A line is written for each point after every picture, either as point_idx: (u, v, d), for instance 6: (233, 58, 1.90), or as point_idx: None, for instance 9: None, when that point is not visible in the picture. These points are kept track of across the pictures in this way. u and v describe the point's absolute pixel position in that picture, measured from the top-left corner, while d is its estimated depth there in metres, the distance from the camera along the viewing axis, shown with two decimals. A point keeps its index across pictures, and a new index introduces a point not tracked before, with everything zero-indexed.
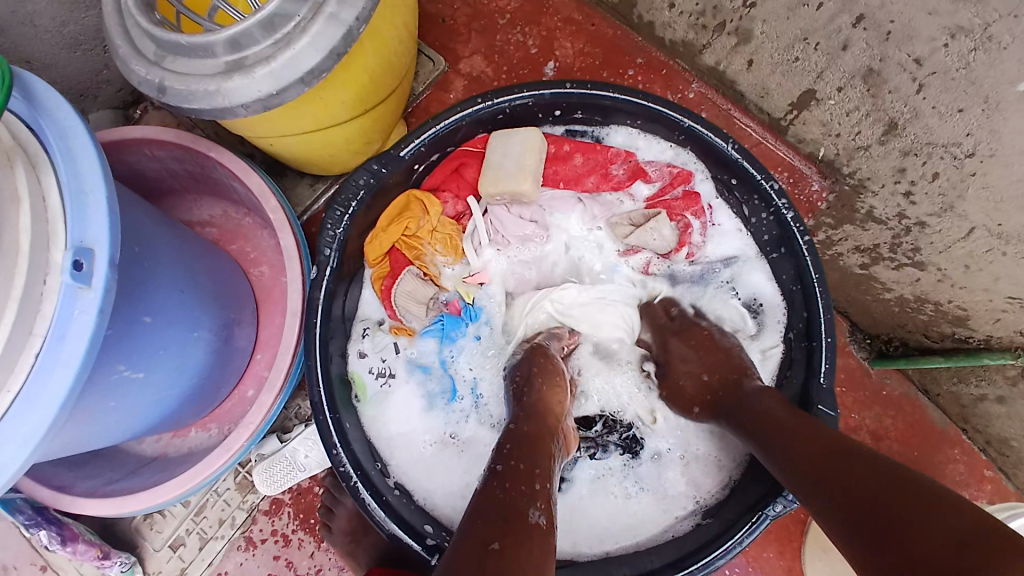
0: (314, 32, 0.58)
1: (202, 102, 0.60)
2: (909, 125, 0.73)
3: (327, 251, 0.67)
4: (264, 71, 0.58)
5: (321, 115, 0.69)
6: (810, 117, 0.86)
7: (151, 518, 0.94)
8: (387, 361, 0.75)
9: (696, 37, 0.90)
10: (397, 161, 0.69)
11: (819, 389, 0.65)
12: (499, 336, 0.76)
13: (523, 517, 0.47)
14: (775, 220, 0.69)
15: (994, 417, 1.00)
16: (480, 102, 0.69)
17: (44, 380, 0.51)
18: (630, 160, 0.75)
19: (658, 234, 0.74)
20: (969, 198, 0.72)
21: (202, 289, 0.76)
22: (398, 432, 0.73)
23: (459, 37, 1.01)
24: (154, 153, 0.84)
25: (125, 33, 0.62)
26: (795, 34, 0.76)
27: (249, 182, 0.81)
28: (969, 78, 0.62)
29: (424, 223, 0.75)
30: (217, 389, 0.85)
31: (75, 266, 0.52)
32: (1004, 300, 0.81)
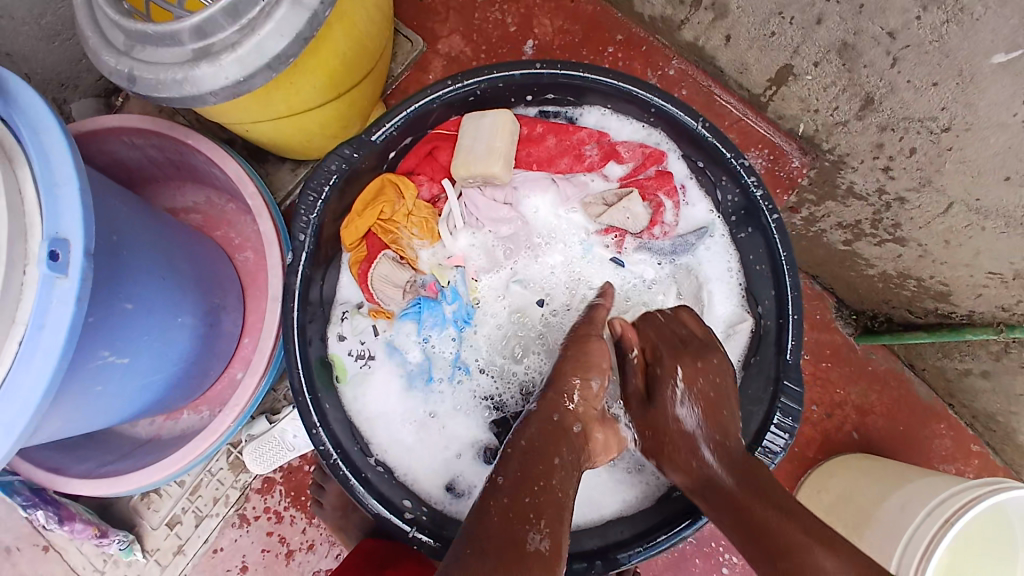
0: (279, 16, 0.58)
1: (171, 90, 0.60)
2: (885, 100, 0.72)
3: (302, 236, 0.68)
4: (231, 58, 0.59)
5: (293, 100, 0.70)
6: (789, 94, 0.85)
7: (148, 498, 0.96)
8: (366, 343, 0.76)
9: (674, 13, 0.89)
10: (369, 146, 0.69)
11: (784, 365, 0.66)
12: (489, 347, 0.77)
13: (522, 546, 0.50)
14: (744, 198, 0.69)
15: (979, 391, 1.00)
16: (452, 84, 0.69)
17: (23, 372, 0.52)
18: (603, 140, 0.76)
19: (629, 212, 0.74)
20: (947, 172, 0.72)
21: (183, 276, 0.77)
22: (377, 412, 0.74)
23: (438, 17, 1.00)
24: (131, 140, 0.84)
25: (94, 23, 0.62)
26: (770, 9, 0.76)
27: (227, 168, 0.81)
28: (942, 51, 0.62)
29: (400, 206, 0.75)
30: (207, 372, 0.86)
31: (51, 257, 0.52)
32: (985, 275, 0.82)
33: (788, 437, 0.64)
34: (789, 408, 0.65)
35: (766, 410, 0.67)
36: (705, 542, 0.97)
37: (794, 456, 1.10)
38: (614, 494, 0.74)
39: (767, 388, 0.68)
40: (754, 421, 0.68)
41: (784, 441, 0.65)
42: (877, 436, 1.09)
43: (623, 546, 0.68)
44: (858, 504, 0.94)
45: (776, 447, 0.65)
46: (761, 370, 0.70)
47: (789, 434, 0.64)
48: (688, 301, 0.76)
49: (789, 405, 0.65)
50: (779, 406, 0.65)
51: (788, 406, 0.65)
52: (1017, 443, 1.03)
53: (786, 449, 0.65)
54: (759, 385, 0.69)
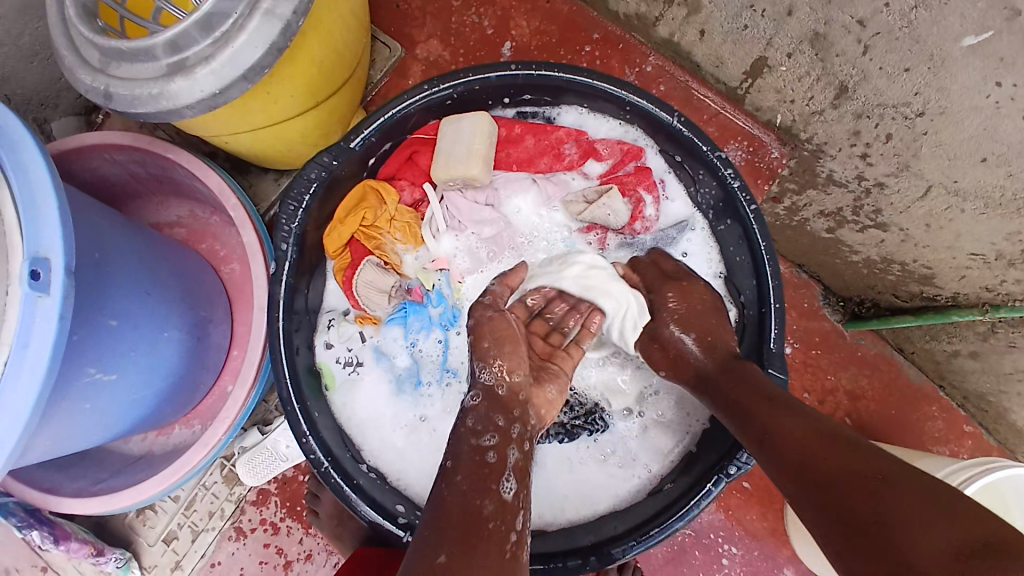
0: (252, 28, 0.59)
1: (147, 105, 0.60)
2: (859, 88, 0.73)
3: (284, 245, 0.68)
4: (206, 71, 0.59)
5: (271, 111, 0.70)
6: (764, 85, 0.86)
7: (143, 514, 0.95)
8: (353, 350, 0.76)
9: (648, 10, 0.90)
10: (348, 152, 0.69)
11: (769, 353, 0.67)
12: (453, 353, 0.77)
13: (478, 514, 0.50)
14: (722, 190, 0.70)
15: (968, 372, 1.01)
16: (428, 89, 0.69)
17: (7, 394, 0.52)
18: (581, 139, 0.76)
19: (610, 209, 0.74)
20: (924, 156, 0.73)
21: (169, 290, 0.77)
22: (368, 417, 0.75)
23: (414, 22, 1.00)
24: (113, 156, 0.84)
25: (69, 42, 0.62)
26: (742, 2, 0.76)
27: (208, 181, 0.81)
28: (912, 36, 0.63)
29: (382, 212, 0.75)
30: (196, 385, 0.86)
31: (32, 277, 0.52)
32: (968, 257, 0.83)
33: None
34: None
35: None
36: (704, 533, 0.98)
37: None
38: (607, 488, 0.74)
39: None
40: None
41: None
42: (871, 420, 1.10)
43: (618, 541, 0.68)
44: None
45: None
46: (747, 359, 0.70)
47: None
48: None
49: None
50: None
51: None
52: (1010, 423, 1.04)
53: None
54: None
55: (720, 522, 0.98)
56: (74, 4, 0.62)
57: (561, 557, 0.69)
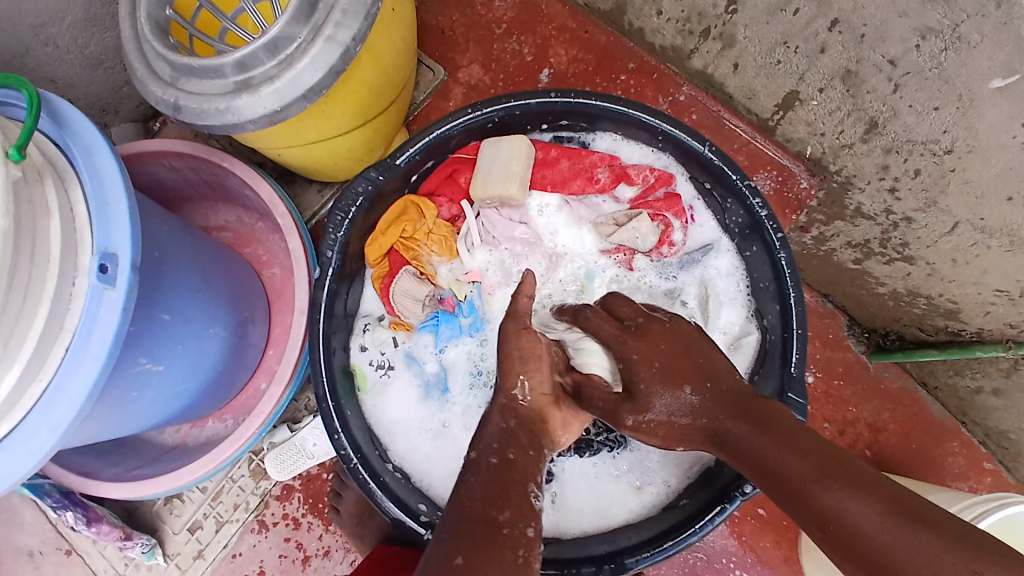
0: (313, 52, 0.63)
1: (212, 119, 0.64)
2: (889, 124, 0.75)
3: (330, 253, 0.72)
4: (268, 90, 0.63)
5: (323, 127, 0.74)
6: (795, 118, 0.88)
7: (170, 503, 0.99)
8: (386, 354, 0.80)
9: (684, 43, 0.93)
10: (393, 169, 0.73)
11: (789, 377, 0.68)
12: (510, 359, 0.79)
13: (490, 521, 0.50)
14: (750, 217, 0.72)
15: (991, 408, 1.01)
16: (470, 112, 0.73)
17: (70, 377, 0.56)
18: (614, 164, 0.79)
19: (638, 232, 0.78)
20: (952, 192, 0.75)
21: (216, 290, 0.81)
22: (396, 419, 0.78)
23: (457, 48, 1.05)
24: (170, 162, 0.89)
25: (142, 56, 0.67)
26: (776, 39, 0.79)
27: (258, 189, 0.86)
28: (942, 77, 0.65)
29: (421, 225, 0.79)
30: (234, 382, 0.90)
31: (101, 269, 0.57)
32: (993, 293, 0.83)
33: None
34: None
35: None
36: (716, 557, 0.99)
37: None
38: (620, 504, 0.77)
39: (774, 399, 0.70)
40: None
41: None
42: (890, 454, 1.10)
43: (632, 552, 0.70)
44: None
45: None
46: (768, 383, 0.72)
47: None
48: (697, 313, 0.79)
49: (794, 416, 0.66)
50: None
51: None
52: None
53: None
54: (767, 397, 0.71)
55: (733, 548, 0.99)
56: (148, 22, 0.67)
57: (576, 566, 0.70)
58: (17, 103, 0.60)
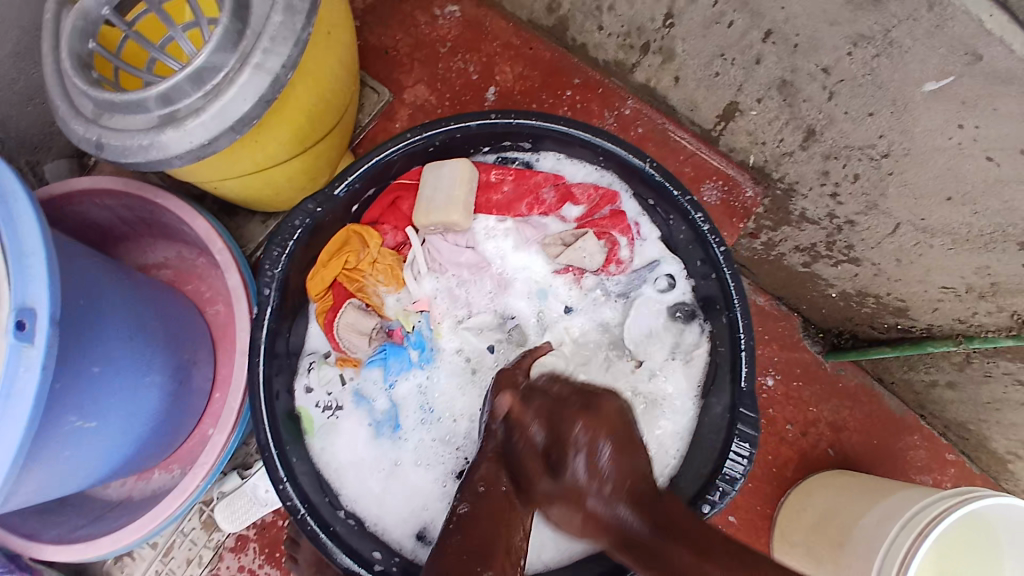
0: (241, 81, 0.60)
1: (138, 156, 0.61)
2: (826, 131, 0.76)
3: (268, 290, 0.69)
4: (195, 123, 0.60)
5: (257, 158, 0.71)
6: (737, 128, 0.89)
7: (120, 561, 0.93)
8: (333, 394, 0.77)
9: (625, 57, 0.93)
10: (331, 200, 0.71)
11: (739, 392, 0.68)
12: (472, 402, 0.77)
13: None
14: (692, 231, 0.72)
15: (949, 402, 1.04)
16: (410, 137, 0.71)
17: None
18: (558, 183, 0.79)
19: (585, 251, 0.76)
20: (891, 195, 0.76)
21: (154, 335, 0.77)
22: (346, 461, 0.75)
23: (402, 69, 1.03)
24: (102, 201, 0.85)
25: (63, 93, 0.64)
26: (713, 51, 0.79)
27: (195, 226, 0.82)
28: (875, 83, 0.66)
29: (364, 255, 0.77)
30: (177, 430, 0.86)
31: (18, 327, 0.52)
32: (939, 290, 0.85)
33: (747, 462, 0.66)
34: (746, 433, 0.67)
35: (724, 438, 0.69)
36: None
37: (773, 476, 1.10)
38: None
39: (725, 416, 0.70)
40: (714, 449, 0.70)
41: (744, 467, 0.66)
42: (853, 451, 1.11)
43: None
44: (837, 521, 0.95)
45: (735, 473, 0.66)
46: (719, 401, 0.71)
47: (748, 460, 0.66)
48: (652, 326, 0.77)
49: (747, 431, 0.66)
50: (737, 432, 0.67)
51: (745, 432, 0.67)
52: (989, 450, 1.06)
53: (746, 474, 0.66)
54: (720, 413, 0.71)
55: None
56: (69, 57, 0.63)
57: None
58: None
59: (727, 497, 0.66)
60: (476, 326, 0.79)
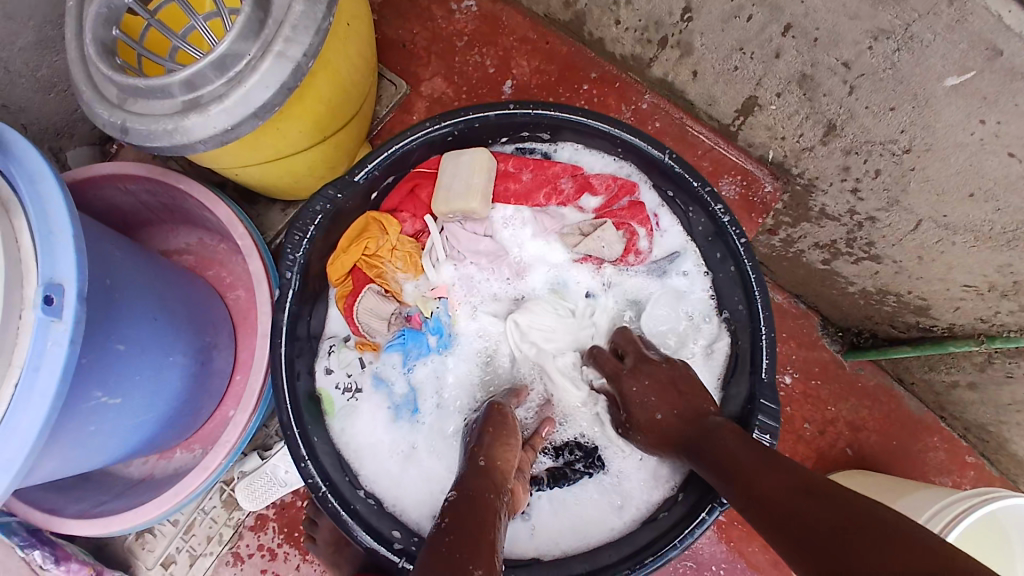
0: (263, 68, 0.62)
1: (163, 141, 0.63)
2: (847, 125, 0.76)
3: (289, 273, 0.70)
4: (219, 108, 0.62)
5: (280, 145, 0.73)
6: (756, 123, 0.89)
7: (142, 538, 0.96)
8: (353, 377, 0.78)
9: (643, 51, 0.93)
10: (352, 186, 0.72)
11: (760, 384, 0.68)
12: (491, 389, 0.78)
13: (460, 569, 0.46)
14: (712, 223, 0.72)
15: (968, 402, 1.02)
16: (430, 126, 0.73)
17: (21, 411, 0.53)
18: (577, 173, 0.79)
19: (603, 241, 0.76)
20: (912, 191, 0.76)
21: (176, 317, 0.79)
22: (366, 442, 0.76)
23: (419, 61, 1.04)
24: (127, 186, 0.87)
25: (88, 79, 0.65)
26: (732, 45, 0.79)
27: (217, 212, 0.84)
28: (896, 77, 0.65)
29: (383, 241, 0.78)
30: (198, 412, 0.88)
31: (46, 302, 0.54)
32: (960, 288, 0.84)
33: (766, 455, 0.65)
34: (766, 425, 0.66)
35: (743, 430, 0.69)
36: (705, 565, 0.98)
37: None
38: (598, 522, 0.76)
39: (745, 407, 0.70)
40: None
41: None
42: (870, 451, 1.10)
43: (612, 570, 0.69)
44: None
45: None
46: (739, 393, 0.71)
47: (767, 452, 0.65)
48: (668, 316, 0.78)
49: (767, 422, 0.66)
50: (758, 424, 0.66)
51: (765, 423, 0.66)
52: (1010, 453, 1.05)
53: None
54: (738, 404, 0.71)
55: (723, 553, 0.98)
56: (93, 44, 0.65)
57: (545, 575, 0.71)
58: None
59: None
60: (495, 312, 0.80)
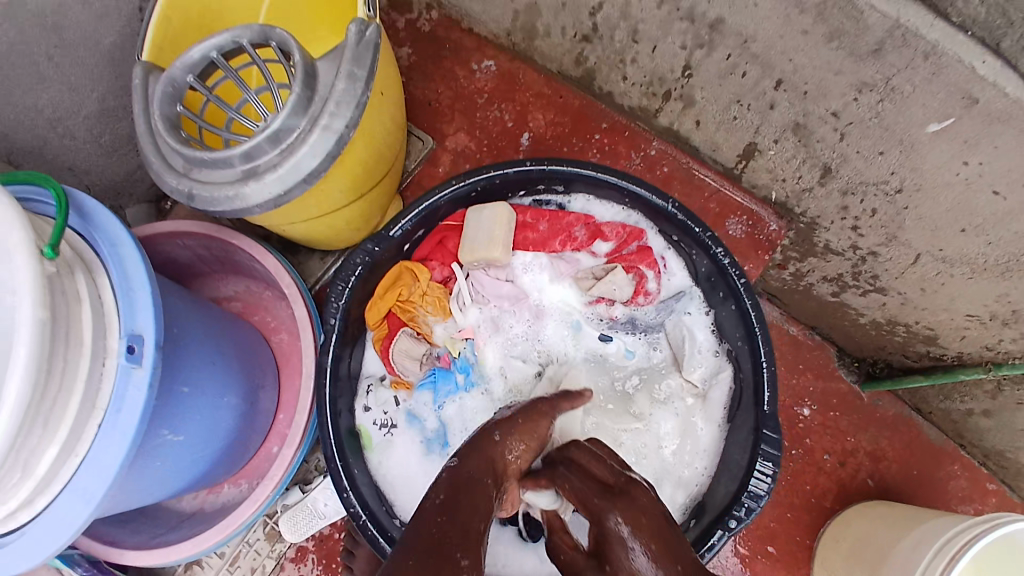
0: (312, 140, 0.70)
1: (224, 205, 0.71)
2: (841, 169, 0.82)
3: (333, 319, 0.78)
4: (273, 176, 0.70)
5: (323, 204, 0.81)
6: (757, 167, 0.95)
7: (191, 570, 1.02)
8: (389, 414, 0.85)
9: (650, 103, 1.00)
10: (387, 239, 0.80)
11: (762, 415, 0.73)
12: None
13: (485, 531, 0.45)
14: (713, 264, 0.78)
15: (985, 429, 1.05)
16: (455, 184, 0.80)
17: (103, 447, 0.61)
18: (589, 222, 0.85)
19: (614, 284, 0.83)
20: (909, 227, 0.81)
21: (229, 360, 0.87)
22: (401, 475, 0.82)
23: (444, 118, 1.13)
24: (184, 241, 0.96)
25: (156, 150, 0.73)
26: (730, 98, 0.86)
27: (265, 263, 0.93)
28: (882, 125, 0.71)
29: (416, 288, 0.85)
30: (244, 450, 0.95)
31: (129, 351, 0.62)
32: (965, 318, 0.88)
33: (770, 481, 0.71)
34: (769, 453, 0.71)
35: (749, 458, 0.74)
36: None
37: (810, 506, 1.11)
38: None
39: (750, 436, 0.75)
40: (740, 469, 0.75)
41: (768, 485, 0.71)
42: (892, 481, 1.12)
43: None
44: (872, 547, 0.97)
45: (760, 491, 0.71)
46: (744, 423, 0.77)
47: (771, 478, 0.70)
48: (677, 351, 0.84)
49: (770, 451, 0.71)
50: (761, 452, 0.72)
51: (768, 452, 0.71)
52: None
53: (771, 491, 0.71)
54: (744, 433, 0.77)
55: None
56: (161, 119, 0.73)
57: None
58: (49, 202, 0.65)
59: (753, 513, 0.71)
60: (518, 353, 0.86)
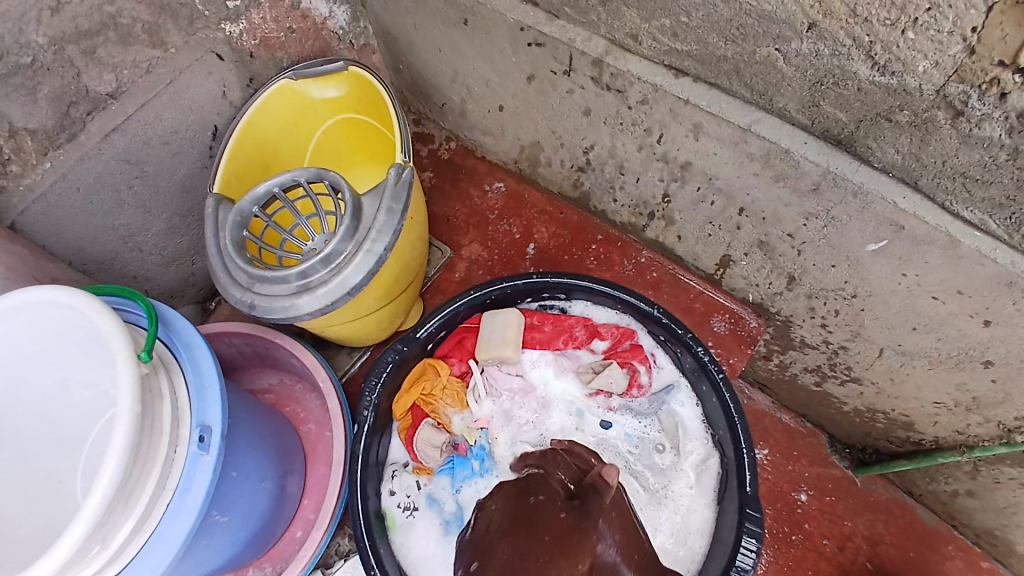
0: (356, 260, 0.84)
1: (279, 314, 0.84)
2: (804, 277, 0.95)
3: (366, 411, 0.89)
4: (323, 290, 0.84)
5: (360, 310, 0.95)
6: (734, 274, 1.08)
7: None
8: (412, 497, 0.94)
9: (637, 220, 1.16)
10: (414, 340, 0.93)
11: (746, 495, 0.82)
12: None
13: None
14: (696, 362, 0.91)
15: (972, 509, 1.10)
16: (474, 293, 0.95)
17: (170, 523, 0.71)
18: (587, 324, 0.99)
19: (611, 377, 0.94)
20: (869, 325, 0.93)
21: (268, 447, 0.97)
22: (421, 555, 0.90)
23: (460, 231, 1.29)
24: (232, 339, 1.09)
25: (224, 267, 0.87)
26: (703, 220, 1.01)
27: (304, 359, 1.05)
28: (829, 244, 0.85)
29: (437, 381, 0.97)
30: (271, 534, 1.03)
31: (200, 439, 0.74)
32: (933, 405, 0.98)
33: (755, 556, 0.78)
34: (753, 531, 0.80)
35: (735, 536, 0.82)
36: None
37: None
38: None
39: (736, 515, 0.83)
40: (728, 547, 0.82)
41: (753, 560, 0.78)
42: (893, 566, 1.16)
43: None
44: None
45: (746, 565, 0.78)
46: (731, 504, 0.85)
47: (756, 553, 0.78)
48: (669, 437, 0.94)
49: (753, 529, 0.80)
50: (745, 530, 0.80)
51: (752, 529, 0.80)
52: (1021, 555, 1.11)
53: (757, 566, 0.78)
54: (731, 513, 0.85)
55: None
56: (231, 242, 0.88)
57: None
58: (138, 313, 0.77)
59: None
60: (528, 439, 0.96)
